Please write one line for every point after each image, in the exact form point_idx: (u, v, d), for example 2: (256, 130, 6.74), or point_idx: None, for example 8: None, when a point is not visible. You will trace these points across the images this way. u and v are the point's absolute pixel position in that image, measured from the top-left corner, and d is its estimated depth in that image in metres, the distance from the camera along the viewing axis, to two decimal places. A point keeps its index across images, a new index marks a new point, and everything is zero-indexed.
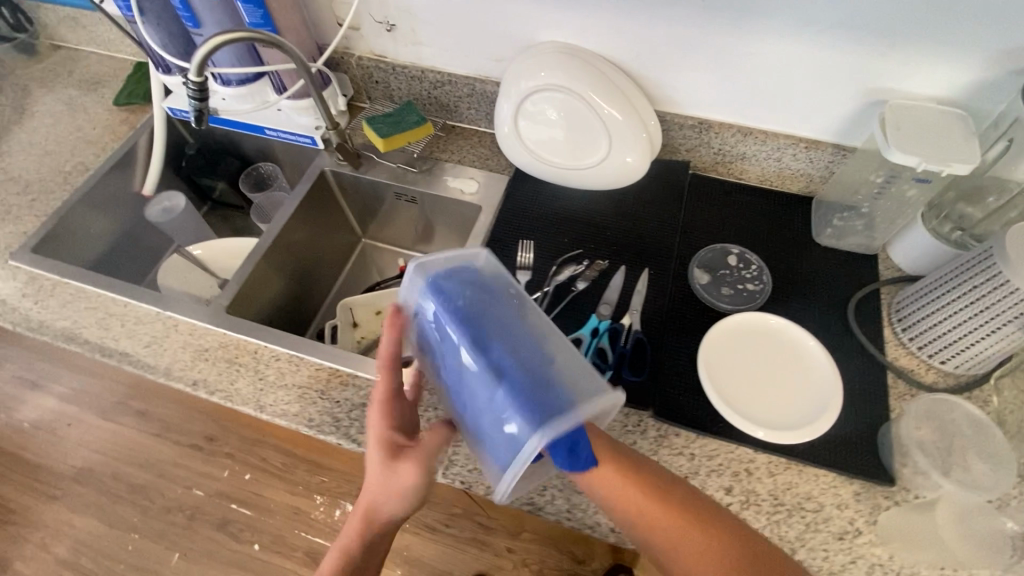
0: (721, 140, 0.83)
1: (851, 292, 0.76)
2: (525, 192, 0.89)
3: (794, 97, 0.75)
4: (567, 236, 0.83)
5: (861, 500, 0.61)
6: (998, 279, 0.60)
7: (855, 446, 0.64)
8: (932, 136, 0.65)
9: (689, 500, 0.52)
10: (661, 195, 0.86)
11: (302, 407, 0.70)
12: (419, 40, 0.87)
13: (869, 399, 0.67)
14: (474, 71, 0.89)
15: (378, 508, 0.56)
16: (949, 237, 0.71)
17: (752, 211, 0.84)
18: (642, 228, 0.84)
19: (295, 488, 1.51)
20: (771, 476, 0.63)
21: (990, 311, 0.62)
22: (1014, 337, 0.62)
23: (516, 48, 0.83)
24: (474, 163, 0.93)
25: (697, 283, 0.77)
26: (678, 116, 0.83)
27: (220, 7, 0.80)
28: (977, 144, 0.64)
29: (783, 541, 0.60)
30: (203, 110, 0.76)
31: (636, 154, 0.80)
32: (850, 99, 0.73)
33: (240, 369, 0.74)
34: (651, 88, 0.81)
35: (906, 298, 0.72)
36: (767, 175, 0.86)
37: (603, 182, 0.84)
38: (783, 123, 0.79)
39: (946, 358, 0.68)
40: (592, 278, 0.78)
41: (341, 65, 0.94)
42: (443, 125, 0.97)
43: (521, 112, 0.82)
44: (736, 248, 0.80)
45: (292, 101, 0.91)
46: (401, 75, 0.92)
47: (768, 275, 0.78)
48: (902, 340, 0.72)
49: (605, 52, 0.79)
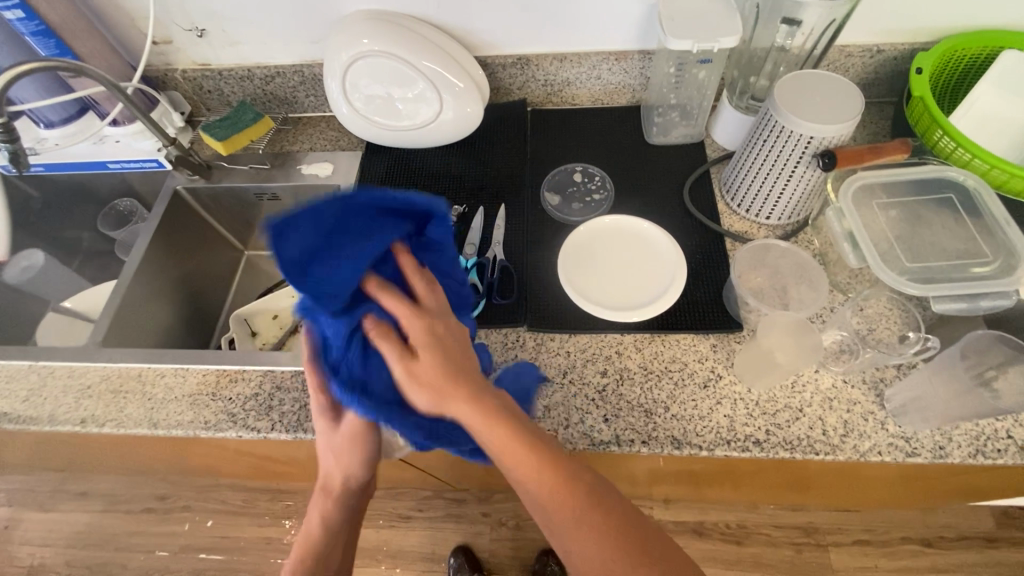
0: (543, 71, 0.89)
1: (686, 179, 0.83)
2: (380, 163, 0.91)
3: (589, 14, 0.81)
4: (425, 193, 0.86)
5: (718, 350, 0.69)
6: (778, 127, 0.67)
7: (704, 308, 0.71)
8: (703, 20, 0.71)
9: (544, 452, 0.48)
10: (504, 134, 0.91)
11: (196, 412, 0.71)
12: (234, 40, 0.87)
13: (712, 267, 0.75)
14: (298, 59, 0.90)
15: (340, 516, 0.58)
16: (748, 107, 0.79)
17: (590, 129, 0.90)
18: (492, 169, 0.88)
19: (260, 520, 1.48)
20: (640, 352, 0.69)
21: (781, 159, 0.69)
22: (806, 175, 0.69)
23: (328, 26, 0.84)
24: (327, 147, 0.95)
25: (549, 206, 0.82)
26: (498, 58, 0.88)
27: (7, 46, 0.77)
28: (738, 16, 0.71)
29: (657, 403, 0.66)
30: (16, 150, 0.73)
31: (466, 100, 0.84)
32: (636, 5, 0.79)
33: (128, 396, 0.74)
34: (467, 36, 0.85)
35: (727, 173, 0.80)
36: (596, 94, 0.92)
37: (449, 134, 0.88)
38: (590, 43, 0.85)
39: (769, 212, 0.76)
40: (453, 222, 0.82)
41: (169, 83, 0.93)
42: (289, 119, 0.98)
43: (346, 87, 0.83)
44: (579, 166, 0.86)
45: (121, 127, 0.90)
46: (229, 79, 0.92)
47: (610, 182, 0.84)
48: (733, 209, 0.80)
49: (410, 11, 0.82)
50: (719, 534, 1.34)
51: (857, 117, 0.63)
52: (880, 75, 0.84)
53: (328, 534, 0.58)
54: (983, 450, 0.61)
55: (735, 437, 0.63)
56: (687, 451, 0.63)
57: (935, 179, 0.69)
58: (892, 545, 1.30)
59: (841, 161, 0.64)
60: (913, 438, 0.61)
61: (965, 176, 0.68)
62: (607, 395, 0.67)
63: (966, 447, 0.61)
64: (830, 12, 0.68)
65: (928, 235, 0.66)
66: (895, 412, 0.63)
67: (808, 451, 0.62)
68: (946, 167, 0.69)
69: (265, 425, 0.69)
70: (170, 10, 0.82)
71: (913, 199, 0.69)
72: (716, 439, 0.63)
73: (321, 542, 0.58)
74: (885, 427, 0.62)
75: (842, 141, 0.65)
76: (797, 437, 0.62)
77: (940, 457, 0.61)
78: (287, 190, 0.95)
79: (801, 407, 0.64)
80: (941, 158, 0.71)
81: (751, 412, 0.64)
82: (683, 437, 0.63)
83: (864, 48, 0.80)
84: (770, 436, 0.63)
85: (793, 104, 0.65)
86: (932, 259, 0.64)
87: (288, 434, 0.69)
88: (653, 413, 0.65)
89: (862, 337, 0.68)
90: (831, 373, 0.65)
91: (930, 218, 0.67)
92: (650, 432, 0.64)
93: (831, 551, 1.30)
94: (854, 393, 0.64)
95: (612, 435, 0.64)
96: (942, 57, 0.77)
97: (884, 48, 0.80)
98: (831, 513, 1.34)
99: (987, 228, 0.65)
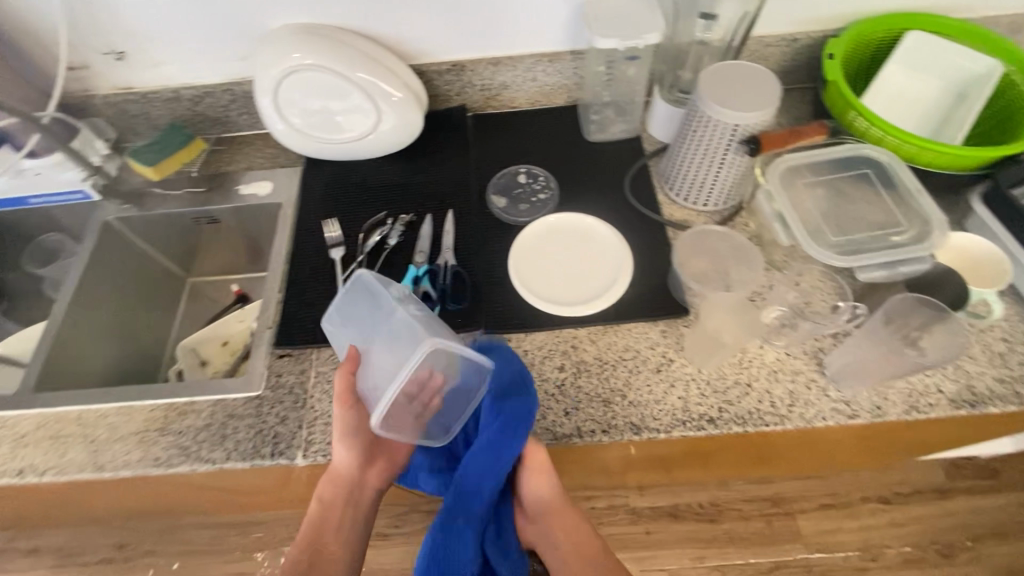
0: (479, 75, 0.89)
1: (626, 172, 0.85)
2: (322, 178, 0.89)
3: (519, 18, 0.82)
4: (370, 205, 0.86)
5: (668, 335, 0.71)
6: (705, 118, 0.70)
7: (652, 296, 0.74)
8: (627, 18, 0.73)
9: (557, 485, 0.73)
10: (446, 140, 0.91)
11: (144, 450, 0.68)
12: (156, 61, 0.84)
13: (657, 256, 0.77)
14: (227, 77, 0.87)
15: (344, 487, 0.69)
16: (678, 99, 0.82)
17: (530, 130, 0.92)
18: (437, 176, 0.88)
19: (230, 555, 1.42)
20: (594, 344, 0.71)
21: (711, 147, 0.72)
22: (736, 161, 0.73)
23: (255, 41, 0.82)
24: (265, 165, 0.92)
25: (496, 208, 0.83)
26: (432, 65, 0.88)
27: None
28: (660, 12, 0.74)
29: (614, 392, 0.67)
30: None
31: (403, 107, 0.83)
32: (563, 7, 0.81)
33: (68, 441, 0.70)
34: (399, 45, 0.85)
35: (664, 164, 0.83)
36: (533, 96, 0.93)
37: (390, 144, 0.88)
38: (522, 45, 0.86)
39: (706, 199, 0.79)
40: (401, 232, 0.81)
41: (89, 110, 0.88)
42: (222, 139, 0.95)
43: (279, 103, 0.81)
44: (523, 167, 0.87)
45: (38, 157, 0.84)
46: (155, 102, 0.89)
47: (554, 181, 0.85)
48: (673, 199, 0.82)
49: (339, 23, 0.81)
50: (693, 515, 1.38)
51: (776, 103, 0.67)
52: (798, 62, 0.88)
53: (333, 502, 0.69)
54: (916, 406, 0.65)
55: (690, 418, 0.65)
56: (647, 436, 0.64)
57: (853, 156, 0.73)
58: (854, 506, 1.37)
59: (766, 146, 0.67)
60: (852, 402, 0.65)
61: (879, 152, 0.72)
62: (565, 389, 0.68)
63: (900, 405, 0.65)
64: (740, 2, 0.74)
65: (849, 210, 0.70)
66: (835, 378, 0.66)
67: (759, 423, 0.64)
68: (861, 145, 0.73)
69: (220, 455, 0.67)
70: (84, 33, 0.79)
71: (835, 177, 0.73)
72: (672, 421, 0.65)
73: (328, 510, 0.69)
74: (827, 394, 0.66)
75: (765, 126, 0.68)
76: (748, 412, 0.65)
77: (878, 417, 0.64)
78: (226, 212, 0.92)
79: (749, 382, 0.67)
80: (857, 136, 0.76)
81: (703, 392, 0.67)
82: (641, 422, 0.65)
83: (781, 38, 0.84)
84: (722, 413, 0.65)
85: (717, 94, 0.68)
86: (855, 232, 0.68)
87: (245, 462, 0.66)
88: (611, 402, 0.67)
89: (800, 311, 0.71)
90: (773, 347, 0.68)
91: (851, 193, 0.72)
92: (609, 421, 0.65)
93: (798, 519, 1.36)
94: (796, 364, 0.68)
95: (573, 427, 0.66)
96: (851, 42, 0.82)
97: (798, 36, 0.85)
98: (796, 482, 1.40)
99: (901, 199, 0.69)
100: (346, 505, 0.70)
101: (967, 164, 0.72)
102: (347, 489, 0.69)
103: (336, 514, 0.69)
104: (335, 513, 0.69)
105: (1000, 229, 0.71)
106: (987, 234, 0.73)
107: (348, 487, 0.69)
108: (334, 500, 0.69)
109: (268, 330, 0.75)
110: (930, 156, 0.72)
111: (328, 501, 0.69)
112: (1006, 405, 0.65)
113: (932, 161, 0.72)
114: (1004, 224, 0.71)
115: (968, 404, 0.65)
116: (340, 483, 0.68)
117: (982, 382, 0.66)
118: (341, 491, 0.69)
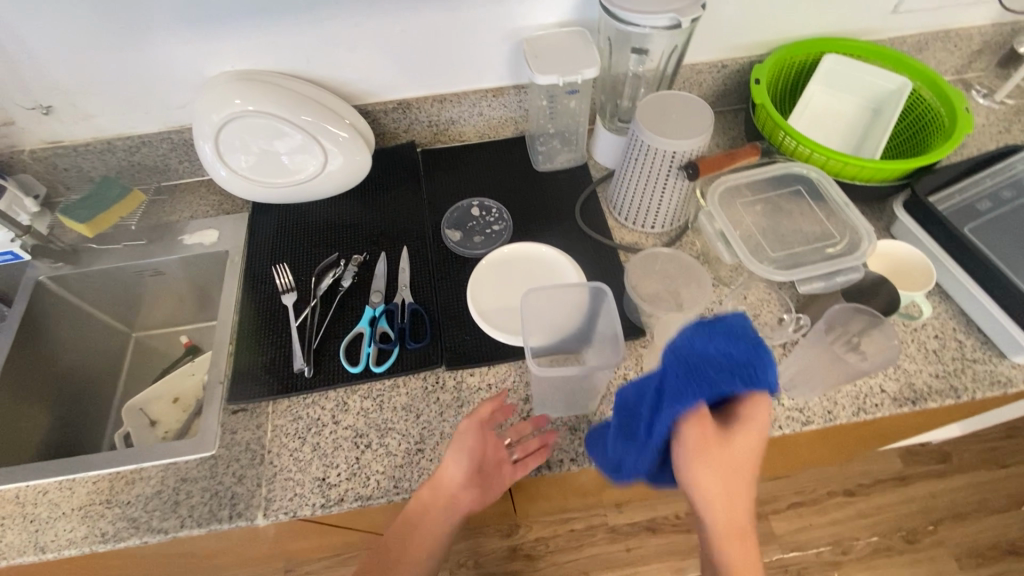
0: (425, 112, 0.90)
1: (576, 199, 0.87)
2: (270, 221, 0.88)
3: (460, 56, 0.84)
4: (321, 247, 0.84)
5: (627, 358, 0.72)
6: (646, 146, 0.72)
7: None
8: (564, 54, 0.76)
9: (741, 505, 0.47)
10: (397, 177, 0.91)
11: (89, 526, 0.64)
12: (86, 113, 0.81)
13: (611, 280, 0.79)
14: (165, 126, 0.85)
15: (447, 500, 0.61)
16: (619, 127, 0.86)
17: (480, 163, 0.93)
18: (389, 214, 0.88)
19: None
20: None
21: (653, 173, 0.75)
22: (677, 184, 0.76)
23: (193, 90, 0.81)
24: (210, 212, 0.90)
25: (450, 242, 0.83)
26: (378, 104, 0.88)
27: None
28: (594, 48, 0.77)
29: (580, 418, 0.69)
30: None
31: (349, 147, 0.83)
32: (503, 44, 0.83)
33: (4, 524, 0.64)
34: (343, 87, 0.85)
35: (611, 191, 0.85)
36: (481, 129, 0.95)
37: (338, 184, 0.87)
38: (466, 82, 0.88)
39: (653, 222, 0.82)
40: (354, 272, 0.80)
41: (15, 166, 0.84)
42: (162, 189, 0.92)
43: (222, 150, 0.80)
44: (476, 199, 0.88)
45: None
46: (87, 154, 0.85)
47: (507, 212, 0.87)
48: (623, 222, 0.85)
49: (280, 68, 0.80)
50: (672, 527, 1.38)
51: (709, 128, 0.70)
52: (728, 87, 0.94)
53: (427, 521, 0.60)
54: (863, 407, 0.68)
55: None
56: None
57: (784, 174, 0.78)
58: (821, 502, 1.41)
59: (704, 169, 0.70)
60: (805, 408, 0.68)
61: (807, 169, 0.77)
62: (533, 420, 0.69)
63: (849, 407, 0.68)
64: (666, 40, 0.78)
65: (785, 225, 0.74)
66: (787, 386, 0.69)
67: None
68: (791, 164, 0.78)
69: (173, 524, 0.63)
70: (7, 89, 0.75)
71: (770, 194, 0.77)
72: None
73: (418, 520, 0.60)
74: (781, 402, 0.69)
75: (701, 151, 0.71)
76: None
77: (830, 420, 0.68)
78: (171, 262, 0.89)
79: None
80: (787, 155, 0.80)
81: None
82: None
83: (711, 64, 0.89)
84: None
85: (654, 124, 0.71)
86: (792, 246, 0.71)
87: (201, 528, 0.63)
88: (577, 428, 0.68)
89: None
90: None
91: (786, 209, 0.75)
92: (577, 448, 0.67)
93: (771, 520, 1.39)
94: None
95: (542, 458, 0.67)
96: (775, 67, 0.87)
97: (725, 63, 0.90)
98: (765, 484, 1.43)
99: (832, 212, 0.73)
100: (431, 530, 0.62)
101: (888, 176, 0.77)
102: (449, 506, 0.61)
103: (421, 534, 0.61)
104: (415, 534, 0.61)
105: (922, 235, 0.76)
106: (912, 240, 0.78)
107: (446, 504, 0.61)
108: (429, 515, 0.60)
109: (220, 384, 0.72)
110: (854, 169, 0.76)
111: (427, 524, 0.61)
112: (942, 399, 0.69)
113: (856, 174, 0.77)
114: (925, 230, 0.76)
115: (910, 400, 0.69)
116: (449, 499, 0.61)
117: (921, 379, 0.70)
118: (434, 509, 0.61)
